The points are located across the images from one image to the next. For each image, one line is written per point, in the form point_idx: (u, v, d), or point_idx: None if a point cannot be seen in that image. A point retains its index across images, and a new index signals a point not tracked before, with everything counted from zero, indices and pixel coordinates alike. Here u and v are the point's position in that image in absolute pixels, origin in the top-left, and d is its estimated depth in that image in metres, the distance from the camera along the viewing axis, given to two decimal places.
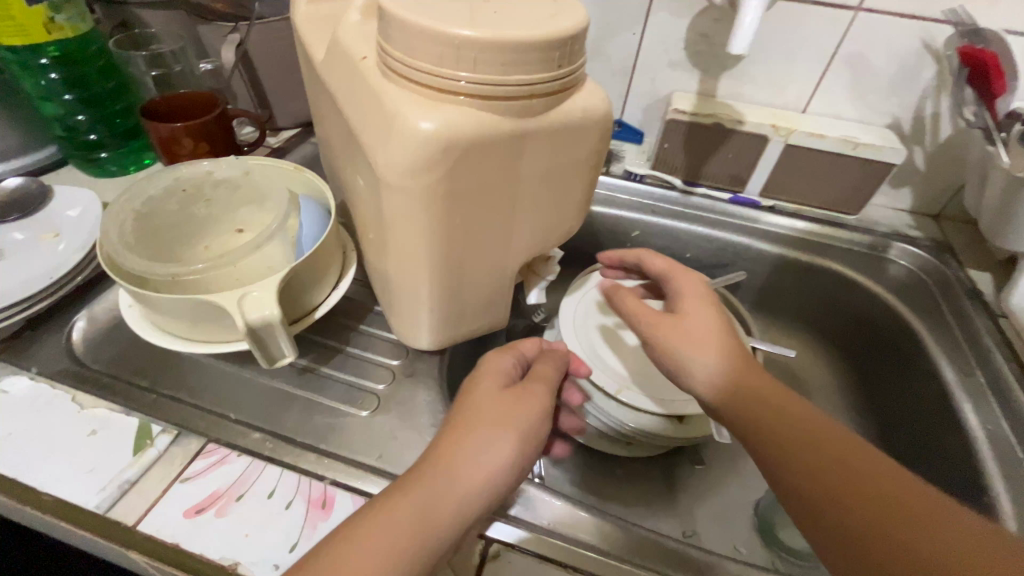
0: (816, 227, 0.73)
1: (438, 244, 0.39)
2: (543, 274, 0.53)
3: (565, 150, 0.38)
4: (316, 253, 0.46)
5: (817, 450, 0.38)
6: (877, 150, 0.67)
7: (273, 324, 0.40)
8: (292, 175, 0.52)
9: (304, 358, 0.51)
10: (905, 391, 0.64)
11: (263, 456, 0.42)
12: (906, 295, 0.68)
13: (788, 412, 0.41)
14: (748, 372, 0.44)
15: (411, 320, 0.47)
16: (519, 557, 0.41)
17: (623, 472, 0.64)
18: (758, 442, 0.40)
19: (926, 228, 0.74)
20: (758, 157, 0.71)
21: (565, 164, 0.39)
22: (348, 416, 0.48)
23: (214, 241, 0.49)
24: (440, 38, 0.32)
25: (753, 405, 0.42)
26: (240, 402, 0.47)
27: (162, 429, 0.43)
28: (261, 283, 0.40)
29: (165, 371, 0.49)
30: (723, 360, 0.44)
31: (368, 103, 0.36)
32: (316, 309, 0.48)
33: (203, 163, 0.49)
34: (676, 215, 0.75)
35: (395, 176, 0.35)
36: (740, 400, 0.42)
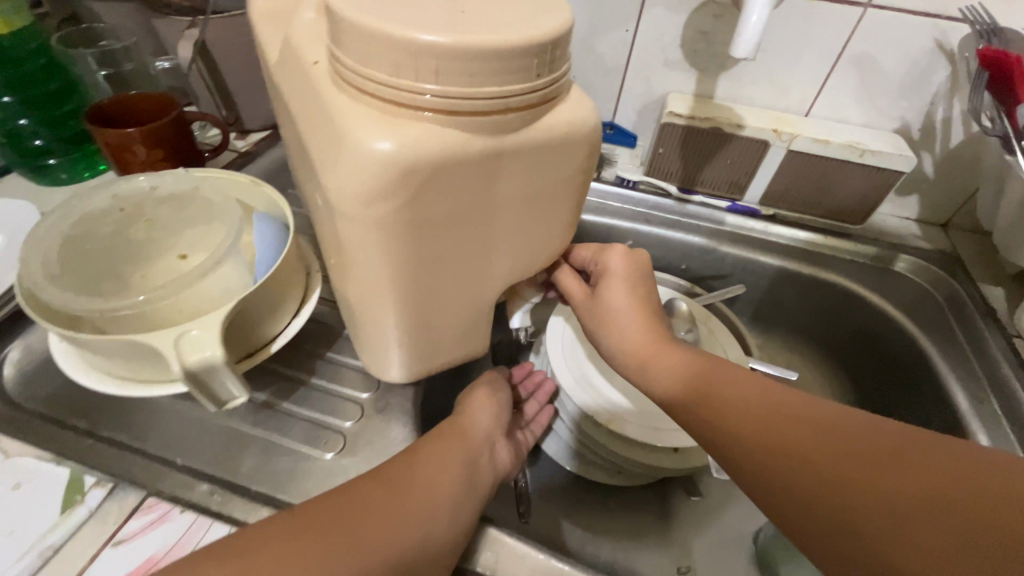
0: (818, 237, 0.69)
1: (405, 276, 0.35)
2: (527, 297, 0.48)
3: (546, 170, 0.34)
4: (269, 282, 0.40)
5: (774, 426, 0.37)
6: (886, 157, 0.62)
7: (217, 366, 0.35)
8: (247, 188, 0.47)
9: (264, 393, 0.47)
10: (913, 415, 0.60)
11: (210, 512, 0.38)
12: (913, 310, 0.64)
13: (738, 392, 0.39)
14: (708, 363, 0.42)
15: (379, 353, 0.42)
16: None
17: (613, 503, 0.60)
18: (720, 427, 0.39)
19: (934, 238, 0.70)
20: (758, 163, 0.66)
21: (549, 185, 0.35)
22: (311, 460, 0.43)
23: (150, 268, 0.44)
24: (398, 44, 0.27)
25: (705, 404, 0.40)
26: (189, 445, 0.43)
27: (95, 482, 0.39)
28: (201, 319, 0.36)
29: (106, 409, 0.44)
30: (645, 346, 0.43)
31: (319, 117, 0.32)
32: (274, 341, 0.43)
33: (141, 178, 0.44)
34: (670, 225, 0.71)
35: (351, 205, 0.30)
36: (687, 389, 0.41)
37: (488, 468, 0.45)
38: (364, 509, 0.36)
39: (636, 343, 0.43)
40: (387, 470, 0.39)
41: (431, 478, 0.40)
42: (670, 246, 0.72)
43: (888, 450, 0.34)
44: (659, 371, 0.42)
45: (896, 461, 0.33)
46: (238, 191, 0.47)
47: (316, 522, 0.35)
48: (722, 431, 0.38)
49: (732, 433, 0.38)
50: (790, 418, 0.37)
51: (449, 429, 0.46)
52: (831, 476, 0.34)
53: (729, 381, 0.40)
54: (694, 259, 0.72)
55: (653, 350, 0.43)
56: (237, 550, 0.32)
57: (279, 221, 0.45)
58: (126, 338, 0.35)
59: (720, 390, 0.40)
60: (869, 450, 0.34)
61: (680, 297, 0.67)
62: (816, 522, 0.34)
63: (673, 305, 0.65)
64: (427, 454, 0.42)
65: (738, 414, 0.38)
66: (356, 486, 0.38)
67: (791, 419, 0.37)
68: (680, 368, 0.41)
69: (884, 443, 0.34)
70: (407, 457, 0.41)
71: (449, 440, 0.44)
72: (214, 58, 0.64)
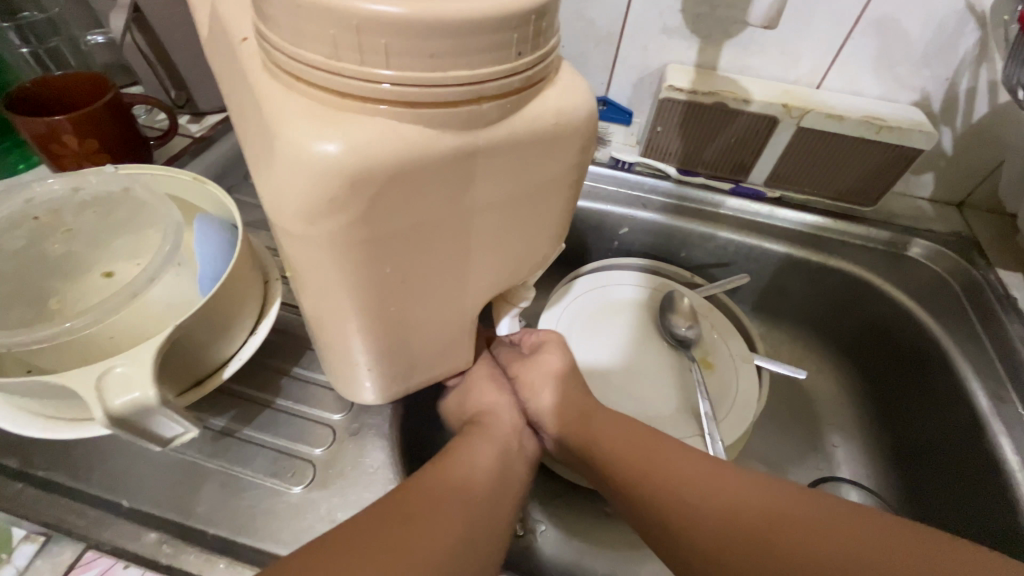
0: (827, 221, 0.64)
1: (367, 297, 0.30)
2: (517, 303, 0.43)
3: (530, 171, 0.28)
4: (214, 301, 0.35)
5: (749, 505, 0.38)
6: (906, 134, 0.57)
7: (149, 408, 0.30)
8: (189, 187, 0.41)
9: (222, 418, 0.42)
10: (927, 416, 0.56)
11: (159, 566, 0.34)
12: (928, 300, 0.59)
13: (702, 468, 0.41)
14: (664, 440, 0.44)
15: (347, 377, 0.37)
16: None
17: (611, 511, 0.56)
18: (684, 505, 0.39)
19: (948, 218, 0.66)
20: (765, 143, 0.61)
21: (534, 187, 0.29)
22: (276, 496, 0.38)
23: (69, 292, 0.38)
24: (338, 15, 0.20)
25: (664, 472, 0.41)
26: (137, 484, 0.38)
27: (25, 535, 0.35)
28: (129, 352, 0.30)
29: (39, 445, 0.39)
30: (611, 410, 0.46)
31: (249, 107, 0.26)
32: (226, 366, 0.38)
33: (53, 180, 0.37)
34: (668, 209, 0.66)
35: (293, 223, 0.24)
36: (644, 464, 0.42)
37: (492, 505, 0.40)
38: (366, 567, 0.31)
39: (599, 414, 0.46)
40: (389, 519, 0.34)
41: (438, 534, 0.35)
42: (668, 234, 0.67)
43: (830, 521, 0.36)
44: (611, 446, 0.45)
45: (842, 537, 0.35)
46: (179, 189, 0.42)
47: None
48: (685, 502, 0.39)
49: (681, 509, 0.39)
50: (754, 491, 0.39)
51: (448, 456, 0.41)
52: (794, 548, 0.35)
53: (695, 459, 0.42)
54: (694, 247, 0.67)
55: (613, 425, 0.45)
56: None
57: (226, 223, 0.39)
58: (44, 378, 0.29)
59: (668, 471, 0.41)
60: (815, 518, 0.36)
61: (679, 289, 0.63)
62: None
63: (673, 299, 0.62)
64: (435, 498, 0.37)
65: (693, 479, 0.40)
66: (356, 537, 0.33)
67: (741, 498, 0.38)
68: (645, 439, 0.44)
69: (826, 513, 0.36)
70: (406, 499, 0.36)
71: (453, 481, 0.39)
72: (154, 28, 0.56)
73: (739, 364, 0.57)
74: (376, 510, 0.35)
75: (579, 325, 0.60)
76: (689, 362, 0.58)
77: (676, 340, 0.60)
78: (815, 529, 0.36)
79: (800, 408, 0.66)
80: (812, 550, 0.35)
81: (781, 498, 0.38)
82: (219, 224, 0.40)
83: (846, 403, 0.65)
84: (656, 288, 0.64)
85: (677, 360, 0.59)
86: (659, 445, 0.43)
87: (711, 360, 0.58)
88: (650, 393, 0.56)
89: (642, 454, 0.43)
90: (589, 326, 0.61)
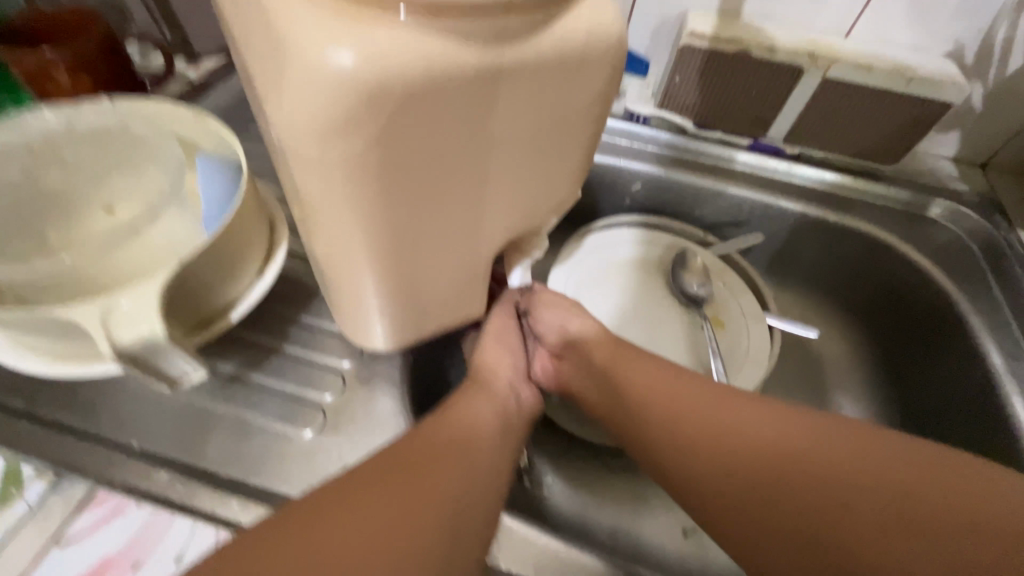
0: (845, 179, 0.63)
1: (384, 232, 0.29)
2: (530, 252, 0.42)
3: (556, 100, 0.26)
4: (219, 240, 0.33)
5: (764, 448, 0.38)
6: (936, 87, 0.54)
7: (158, 342, 0.29)
8: (188, 121, 0.37)
9: (230, 363, 0.41)
10: (935, 375, 0.57)
11: (171, 503, 0.34)
12: (946, 260, 0.58)
13: (718, 413, 0.40)
14: (679, 385, 0.43)
15: (358, 321, 0.36)
16: None
17: (616, 466, 0.57)
18: (695, 454, 0.39)
19: (970, 179, 0.64)
20: (787, 96, 0.58)
21: (558, 119, 0.27)
22: (287, 440, 0.38)
23: (70, 226, 0.38)
24: None
25: (677, 420, 0.41)
26: (145, 425, 0.38)
27: (35, 473, 0.35)
28: (132, 288, 0.29)
29: (43, 386, 0.38)
30: (624, 358, 0.46)
31: (251, 19, 0.23)
32: (235, 308, 0.37)
33: (47, 112, 0.34)
34: (683, 165, 0.64)
35: (304, 144, 0.23)
36: (659, 414, 0.42)
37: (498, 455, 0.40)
38: (374, 527, 0.31)
39: (611, 367, 0.46)
40: (397, 475, 0.34)
41: (445, 495, 0.35)
42: (682, 192, 0.65)
43: (856, 464, 0.35)
44: (625, 394, 0.44)
45: (871, 479, 0.35)
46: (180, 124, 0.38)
47: (324, 550, 0.30)
48: (699, 450, 0.39)
49: (693, 455, 0.39)
50: (770, 432, 0.38)
51: (452, 402, 0.42)
52: (808, 491, 0.35)
53: (710, 401, 0.41)
54: (709, 205, 0.65)
55: (627, 373, 0.45)
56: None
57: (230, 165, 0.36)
58: (45, 312, 0.28)
59: (693, 418, 0.41)
60: (831, 458, 0.36)
61: (691, 246, 0.62)
62: (812, 537, 0.35)
63: (686, 257, 0.61)
64: (446, 455, 0.37)
65: (708, 426, 0.40)
66: (363, 492, 0.33)
67: (756, 445, 0.38)
68: (661, 384, 0.43)
69: (853, 455, 0.36)
70: (415, 452, 0.36)
71: (461, 436, 0.38)
72: None
73: (751, 323, 0.57)
74: (383, 464, 0.35)
75: (591, 279, 0.60)
76: (701, 321, 0.57)
77: (688, 297, 0.59)
78: (844, 473, 0.35)
79: (807, 369, 0.66)
80: (827, 500, 0.35)
81: (811, 443, 0.37)
82: (224, 166, 0.37)
83: (854, 364, 0.65)
84: (668, 247, 0.63)
85: (688, 318, 0.58)
86: (683, 391, 0.42)
87: (722, 319, 0.58)
88: (662, 346, 0.56)
89: (667, 401, 0.42)
90: (601, 280, 0.60)
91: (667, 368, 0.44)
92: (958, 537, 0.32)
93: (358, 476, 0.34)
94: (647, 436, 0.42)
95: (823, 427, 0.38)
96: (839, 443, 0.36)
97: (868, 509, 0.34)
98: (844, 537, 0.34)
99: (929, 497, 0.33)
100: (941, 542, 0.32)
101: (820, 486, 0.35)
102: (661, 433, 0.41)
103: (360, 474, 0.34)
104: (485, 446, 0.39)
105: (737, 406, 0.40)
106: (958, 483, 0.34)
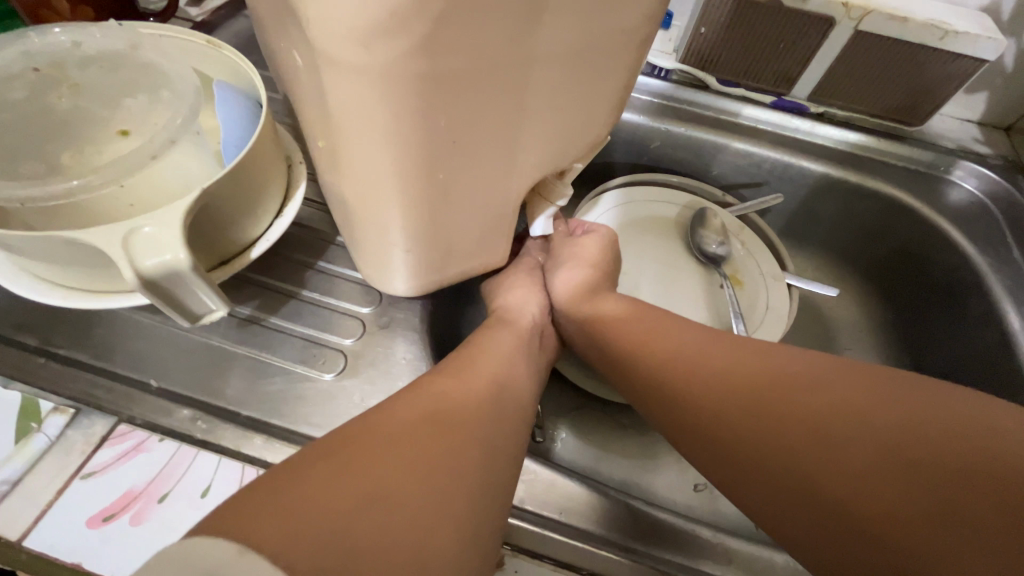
0: (869, 139, 0.61)
1: (412, 160, 0.27)
2: (555, 201, 0.40)
3: (595, 19, 0.24)
4: (240, 172, 0.32)
5: (769, 394, 0.38)
6: (972, 41, 0.52)
7: (182, 272, 0.28)
8: (205, 52, 0.38)
9: (247, 306, 0.40)
10: (953, 336, 0.57)
11: (195, 440, 0.34)
12: (969, 224, 0.58)
13: (725, 365, 0.40)
14: (686, 339, 0.43)
15: (380, 260, 0.35)
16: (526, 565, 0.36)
17: (629, 423, 0.57)
18: (700, 404, 0.40)
19: (995, 142, 0.62)
20: (817, 48, 0.56)
21: (592, 41, 0.26)
22: (306, 382, 0.38)
23: (82, 148, 0.36)
24: None
25: (683, 372, 0.41)
26: (163, 365, 0.37)
27: (53, 408, 0.35)
28: (155, 212, 0.28)
29: (56, 322, 0.37)
30: (633, 316, 0.46)
31: None
32: (254, 246, 0.36)
33: (57, 29, 0.34)
34: (704, 122, 0.62)
35: (344, 48, 0.21)
36: (664, 366, 0.42)
37: (521, 403, 0.40)
38: (381, 473, 0.31)
39: (628, 322, 0.46)
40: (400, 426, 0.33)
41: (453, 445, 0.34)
42: (702, 151, 0.63)
43: (859, 407, 0.35)
44: (634, 348, 0.44)
45: (876, 420, 0.35)
46: (194, 56, 0.38)
47: (332, 490, 0.29)
48: (704, 400, 0.39)
49: (696, 405, 0.40)
50: (775, 380, 0.38)
51: (468, 351, 0.42)
52: (810, 437, 0.35)
53: (718, 355, 0.41)
54: (728, 165, 0.64)
55: (638, 329, 0.45)
56: (259, 510, 0.27)
57: (248, 94, 0.36)
58: (64, 234, 0.27)
59: (701, 374, 0.40)
60: (835, 403, 0.36)
61: (709, 204, 0.61)
62: (813, 480, 0.34)
63: (705, 215, 0.60)
64: (469, 403, 0.37)
65: (713, 376, 0.40)
66: (373, 435, 0.32)
67: (759, 392, 0.38)
68: (668, 338, 0.43)
69: (857, 398, 0.36)
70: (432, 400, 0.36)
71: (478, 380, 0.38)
72: None
73: (770, 282, 0.57)
74: (392, 412, 0.34)
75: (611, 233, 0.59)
76: (720, 280, 0.57)
77: (706, 256, 0.58)
78: (853, 421, 0.35)
79: (821, 333, 0.66)
80: (828, 443, 0.35)
81: (821, 394, 0.37)
82: (241, 94, 0.36)
83: (867, 328, 0.65)
84: (687, 206, 0.62)
85: (706, 277, 0.58)
86: (690, 345, 0.43)
87: (741, 278, 0.58)
88: (682, 304, 0.56)
89: (675, 357, 0.42)
90: (621, 236, 0.59)
91: (674, 325, 0.44)
92: (974, 482, 0.31)
93: (362, 428, 0.33)
94: (653, 389, 0.42)
95: (830, 378, 0.37)
96: (849, 392, 0.36)
97: (868, 449, 0.34)
98: (845, 480, 0.33)
99: (932, 432, 0.33)
100: (957, 487, 0.31)
101: (825, 426, 0.35)
102: (667, 385, 0.41)
103: (364, 423, 0.33)
104: (508, 393, 0.39)
105: (745, 357, 0.40)
106: (962, 414, 0.34)
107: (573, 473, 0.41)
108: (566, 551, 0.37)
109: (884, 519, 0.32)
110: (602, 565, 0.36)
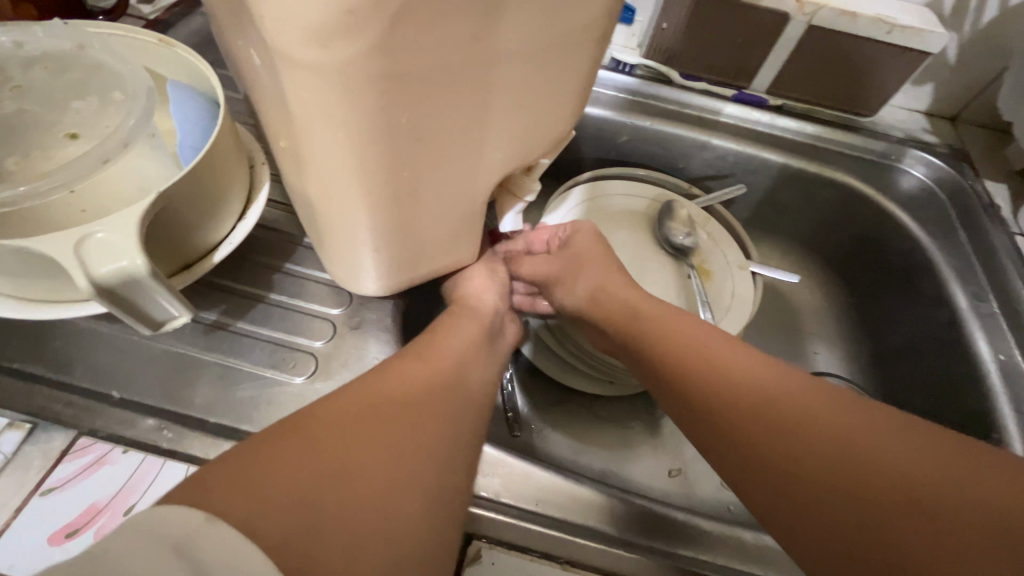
0: (825, 131, 0.63)
1: (379, 157, 0.27)
2: (522, 197, 0.40)
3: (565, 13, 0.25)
4: (200, 174, 0.31)
5: (787, 384, 0.38)
6: (918, 34, 0.54)
7: (139, 279, 0.27)
8: (157, 51, 0.37)
9: (212, 312, 0.39)
10: (911, 315, 0.60)
11: (160, 450, 0.33)
12: (917, 211, 0.61)
13: (741, 356, 0.41)
14: (697, 331, 0.44)
15: (348, 260, 0.35)
16: (503, 557, 0.37)
17: (603, 414, 0.58)
18: (715, 390, 0.39)
19: (941, 132, 0.66)
20: (773, 42, 0.57)
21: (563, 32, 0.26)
22: (277, 386, 0.37)
23: (30, 153, 0.34)
24: None
25: (698, 360, 0.41)
26: (126, 374, 0.36)
27: (7, 424, 0.34)
28: (110, 217, 0.27)
29: (9, 336, 0.36)
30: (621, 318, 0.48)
31: None
32: (217, 249, 0.35)
33: None
34: (668, 116, 0.63)
35: (300, 47, 0.21)
36: (674, 358, 0.42)
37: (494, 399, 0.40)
38: (355, 460, 0.30)
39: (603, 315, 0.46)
40: (392, 400, 0.34)
41: (438, 430, 0.34)
42: (668, 145, 0.65)
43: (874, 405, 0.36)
44: (648, 344, 0.45)
45: (892, 417, 0.35)
46: (146, 55, 0.37)
47: (306, 475, 0.28)
48: (720, 387, 0.39)
49: (713, 391, 0.39)
50: (791, 374, 0.39)
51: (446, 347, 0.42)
52: (831, 422, 0.35)
53: (733, 347, 0.41)
54: (692, 159, 0.65)
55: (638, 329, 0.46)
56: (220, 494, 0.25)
57: (205, 95, 0.35)
58: (13, 242, 0.26)
59: (716, 360, 0.41)
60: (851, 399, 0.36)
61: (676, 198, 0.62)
62: (834, 459, 0.33)
63: (672, 207, 0.61)
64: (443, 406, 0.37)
65: (729, 366, 0.40)
66: (353, 422, 0.31)
67: (778, 382, 0.38)
68: (683, 332, 0.44)
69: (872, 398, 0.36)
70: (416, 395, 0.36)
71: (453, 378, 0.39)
72: None
73: (735, 271, 0.58)
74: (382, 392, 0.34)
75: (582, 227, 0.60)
76: (688, 270, 0.59)
77: (673, 248, 0.60)
78: (871, 416, 0.35)
79: (786, 320, 0.69)
80: (848, 428, 0.34)
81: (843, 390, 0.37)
82: (197, 95, 0.36)
83: (828, 314, 0.69)
84: (654, 199, 0.63)
85: (675, 268, 0.60)
86: (706, 338, 0.43)
87: (707, 267, 0.59)
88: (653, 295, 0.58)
89: (690, 349, 0.42)
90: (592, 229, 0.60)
91: (683, 321, 0.45)
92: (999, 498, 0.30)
93: (364, 394, 0.34)
94: (671, 381, 0.42)
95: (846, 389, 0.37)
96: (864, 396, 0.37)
97: (887, 438, 0.33)
98: (867, 462, 0.33)
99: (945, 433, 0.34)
100: (984, 499, 0.30)
101: (845, 415, 0.35)
102: (682, 375, 0.41)
103: (344, 407, 0.32)
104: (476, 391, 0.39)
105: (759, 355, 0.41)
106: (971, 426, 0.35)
107: (547, 464, 0.41)
108: (544, 542, 0.37)
109: (888, 515, 0.31)
110: (578, 553, 0.37)
